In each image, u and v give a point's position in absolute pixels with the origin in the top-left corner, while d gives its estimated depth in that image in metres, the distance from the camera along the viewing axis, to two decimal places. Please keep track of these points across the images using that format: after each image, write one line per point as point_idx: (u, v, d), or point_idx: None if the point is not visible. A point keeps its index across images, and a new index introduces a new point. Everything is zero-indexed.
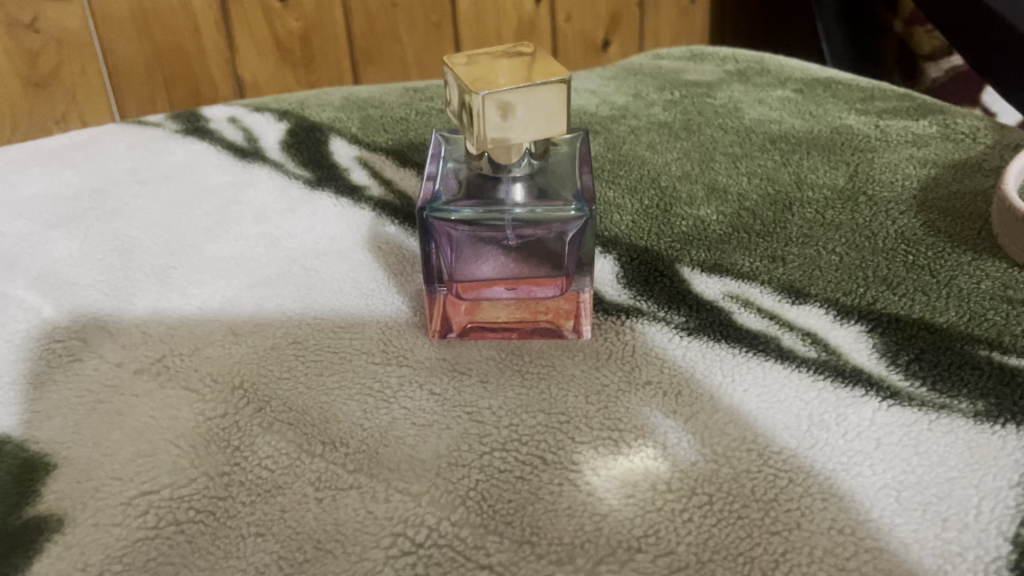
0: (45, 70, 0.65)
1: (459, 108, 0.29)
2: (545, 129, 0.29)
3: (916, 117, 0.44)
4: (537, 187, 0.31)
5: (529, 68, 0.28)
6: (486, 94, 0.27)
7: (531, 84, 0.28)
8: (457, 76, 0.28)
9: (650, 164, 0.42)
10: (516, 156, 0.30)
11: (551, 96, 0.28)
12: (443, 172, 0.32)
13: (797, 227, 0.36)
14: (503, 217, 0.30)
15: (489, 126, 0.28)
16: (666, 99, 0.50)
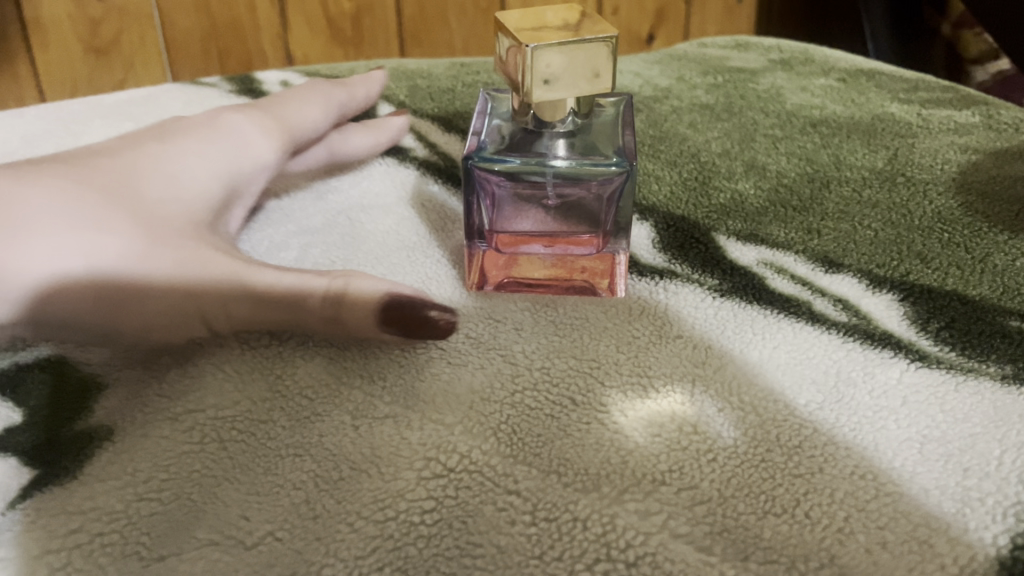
0: (106, 36, 0.67)
1: (506, 60, 0.30)
2: (590, 88, 0.30)
3: (959, 107, 0.45)
4: (580, 144, 0.31)
5: (577, 26, 0.29)
6: (534, 47, 0.28)
7: (577, 40, 0.28)
8: (509, 31, 0.29)
9: (690, 142, 0.43)
10: (561, 112, 0.30)
11: (596, 54, 0.29)
12: (488, 127, 0.33)
13: (834, 204, 0.37)
14: (544, 170, 0.31)
15: (535, 79, 0.29)
16: (709, 83, 0.50)
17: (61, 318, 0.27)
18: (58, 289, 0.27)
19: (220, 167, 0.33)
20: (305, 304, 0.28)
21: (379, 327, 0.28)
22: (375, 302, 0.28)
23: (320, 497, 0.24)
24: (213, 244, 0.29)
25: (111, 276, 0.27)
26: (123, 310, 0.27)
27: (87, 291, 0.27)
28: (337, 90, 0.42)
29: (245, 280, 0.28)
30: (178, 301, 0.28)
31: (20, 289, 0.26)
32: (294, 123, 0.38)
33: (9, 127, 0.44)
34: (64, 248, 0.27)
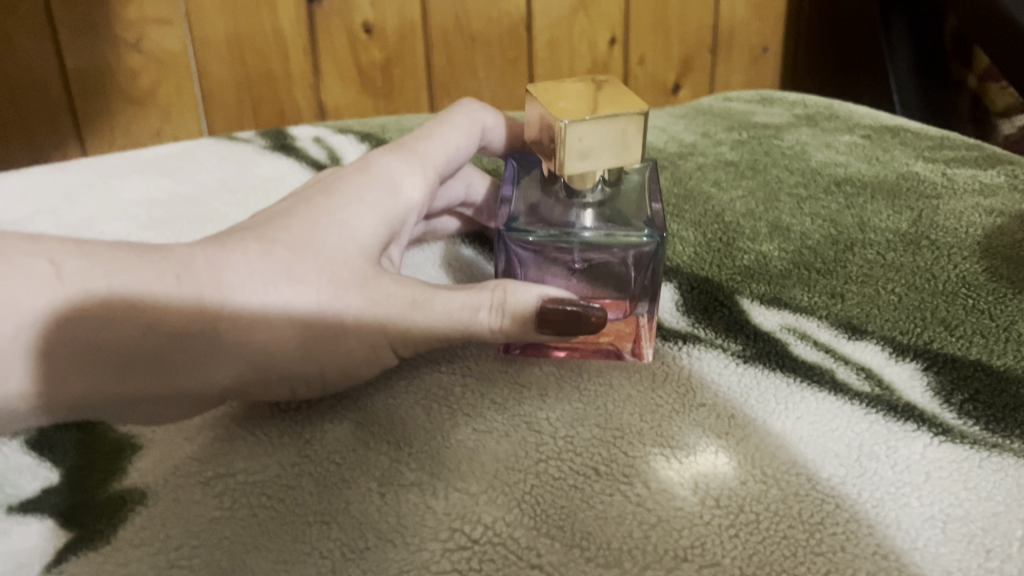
0: (145, 86, 0.69)
1: (536, 130, 0.31)
2: (620, 159, 0.30)
3: (985, 167, 0.45)
4: (606, 213, 0.32)
5: (610, 100, 0.30)
6: (568, 122, 0.29)
7: (609, 115, 0.29)
8: (544, 103, 0.30)
9: (714, 201, 0.43)
10: (590, 182, 0.31)
11: (628, 128, 0.29)
12: (516, 196, 0.34)
13: (858, 267, 0.37)
14: (571, 238, 0.32)
15: (569, 152, 0.29)
16: (734, 139, 0.51)
17: (272, 369, 0.29)
18: (264, 341, 0.28)
19: (385, 212, 0.33)
20: (475, 320, 0.30)
21: (537, 330, 0.30)
22: (535, 307, 0.30)
23: (346, 567, 0.24)
24: (396, 278, 0.31)
25: (314, 323, 0.29)
26: (327, 351, 0.29)
27: (296, 340, 0.29)
28: (487, 114, 0.40)
29: (428, 309, 0.30)
30: (371, 336, 0.30)
31: (234, 350, 0.28)
32: (442, 155, 0.37)
33: (50, 181, 0.46)
34: (273, 307, 0.28)
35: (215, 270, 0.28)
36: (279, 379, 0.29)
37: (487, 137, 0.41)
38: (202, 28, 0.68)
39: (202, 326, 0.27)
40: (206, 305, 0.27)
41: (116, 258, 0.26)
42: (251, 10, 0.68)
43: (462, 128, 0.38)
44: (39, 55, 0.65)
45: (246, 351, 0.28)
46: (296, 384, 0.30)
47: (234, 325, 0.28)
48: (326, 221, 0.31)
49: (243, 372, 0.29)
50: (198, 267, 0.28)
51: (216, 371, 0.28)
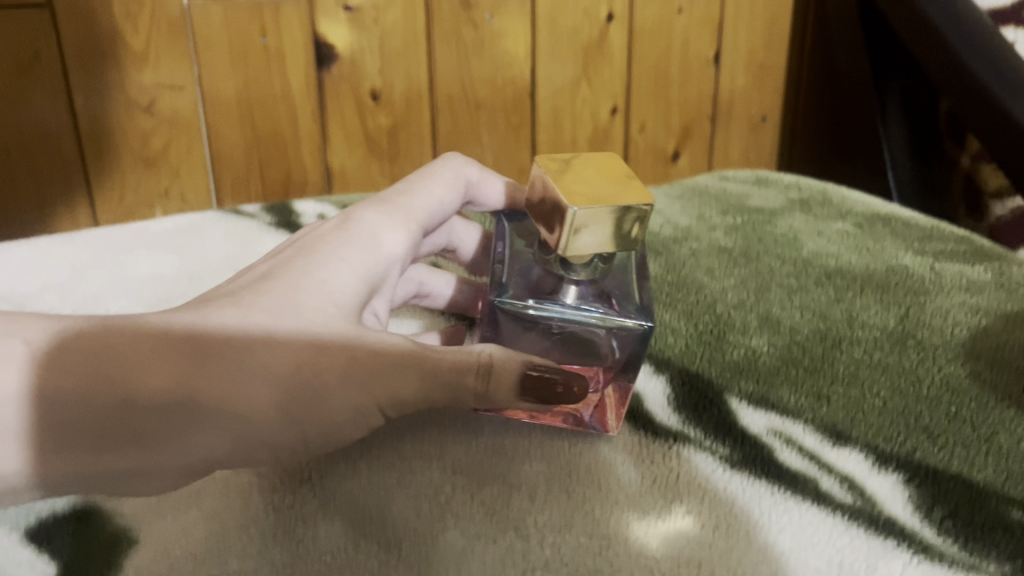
0: (156, 147, 0.70)
1: (540, 194, 0.32)
2: (620, 246, 0.31)
3: (972, 262, 0.46)
4: (593, 291, 0.34)
5: (616, 191, 0.31)
6: (574, 210, 0.30)
7: (613, 206, 0.30)
8: (551, 187, 0.31)
9: (707, 290, 0.44)
10: (584, 260, 0.33)
11: (631, 219, 0.30)
12: (509, 256, 0.36)
13: (844, 366, 0.38)
14: (551, 311, 0.33)
15: (572, 239, 0.31)
16: (728, 223, 0.52)
17: (252, 437, 0.29)
18: (241, 415, 0.29)
19: (368, 269, 0.35)
20: (462, 382, 0.32)
21: (518, 396, 0.32)
22: (519, 368, 0.32)
23: None
24: (377, 334, 0.32)
25: (293, 391, 0.30)
26: (308, 414, 0.30)
27: (277, 404, 0.29)
28: (469, 169, 0.43)
29: (412, 367, 0.31)
30: (352, 396, 0.31)
31: (212, 421, 0.28)
32: (426, 211, 0.39)
33: (59, 255, 0.47)
34: (252, 371, 0.29)
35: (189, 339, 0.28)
36: (261, 447, 0.30)
37: (473, 192, 0.44)
38: (214, 92, 0.69)
39: (177, 403, 0.28)
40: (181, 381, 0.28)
41: (93, 340, 0.27)
42: (263, 76, 0.69)
43: (445, 183, 0.41)
44: (53, 116, 0.66)
45: (224, 423, 0.29)
46: (280, 450, 0.31)
47: (212, 394, 0.28)
48: (309, 278, 0.33)
49: (224, 446, 0.29)
50: (173, 342, 0.28)
51: (195, 446, 0.29)
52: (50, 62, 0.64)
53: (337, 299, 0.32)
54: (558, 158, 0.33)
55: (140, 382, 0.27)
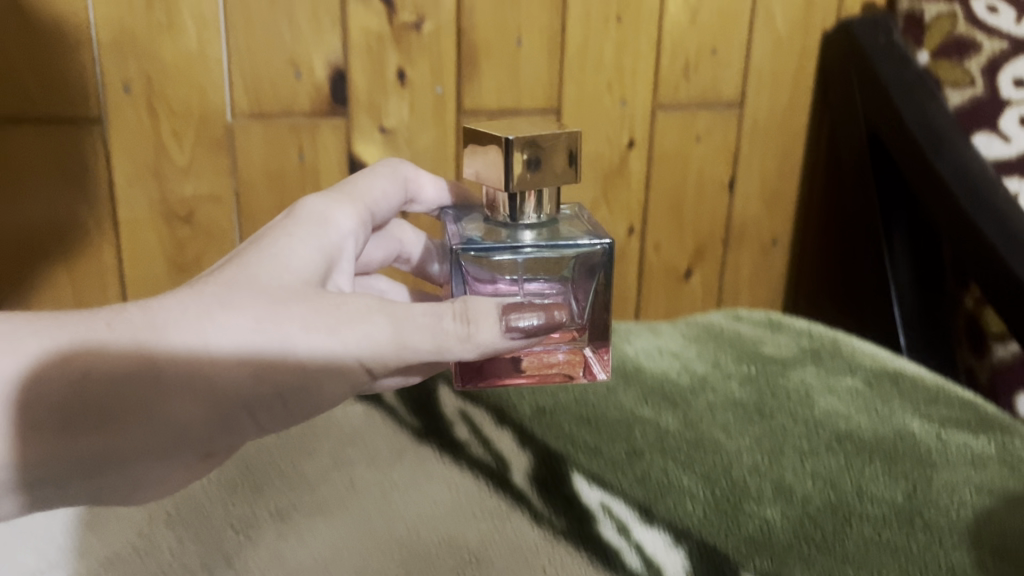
0: (190, 256, 0.72)
1: (480, 155, 0.43)
2: (559, 173, 0.43)
3: (976, 432, 0.48)
4: (541, 233, 0.45)
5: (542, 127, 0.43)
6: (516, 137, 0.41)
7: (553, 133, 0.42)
8: (492, 133, 0.42)
9: (723, 451, 0.46)
10: (531, 208, 0.44)
11: (563, 145, 0.42)
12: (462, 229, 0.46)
13: (855, 544, 0.40)
14: (518, 251, 0.44)
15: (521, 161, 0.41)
16: (743, 373, 0.54)
17: (226, 393, 0.36)
18: (213, 375, 0.35)
19: (318, 236, 0.43)
20: (438, 326, 0.39)
21: (505, 332, 0.39)
22: (497, 317, 0.39)
23: None
24: (334, 293, 0.39)
25: (257, 348, 0.36)
26: (279, 367, 0.37)
27: (241, 356, 0.36)
28: (406, 166, 0.55)
29: (378, 314, 0.38)
30: (320, 349, 0.37)
31: (185, 389, 0.35)
32: (366, 197, 0.50)
33: None
34: (216, 331, 0.35)
35: (154, 323, 0.35)
36: (240, 402, 0.36)
37: (413, 187, 0.55)
38: (249, 205, 0.72)
39: (142, 370, 0.34)
40: (146, 345, 0.34)
41: (63, 330, 0.33)
42: (297, 191, 0.72)
43: (382, 180, 0.53)
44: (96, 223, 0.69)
45: (189, 381, 0.35)
46: (256, 407, 0.37)
47: (171, 361, 0.34)
48: (269, 250, 0.40)
49: (200, 405, 0.35)
50: (135, 319, 0.35)
51: (171, 413, 0.34)
52: (97, 174, 0.67)
53: (292, 258, 0.40)
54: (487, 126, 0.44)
55: (101, 356, 0.33)
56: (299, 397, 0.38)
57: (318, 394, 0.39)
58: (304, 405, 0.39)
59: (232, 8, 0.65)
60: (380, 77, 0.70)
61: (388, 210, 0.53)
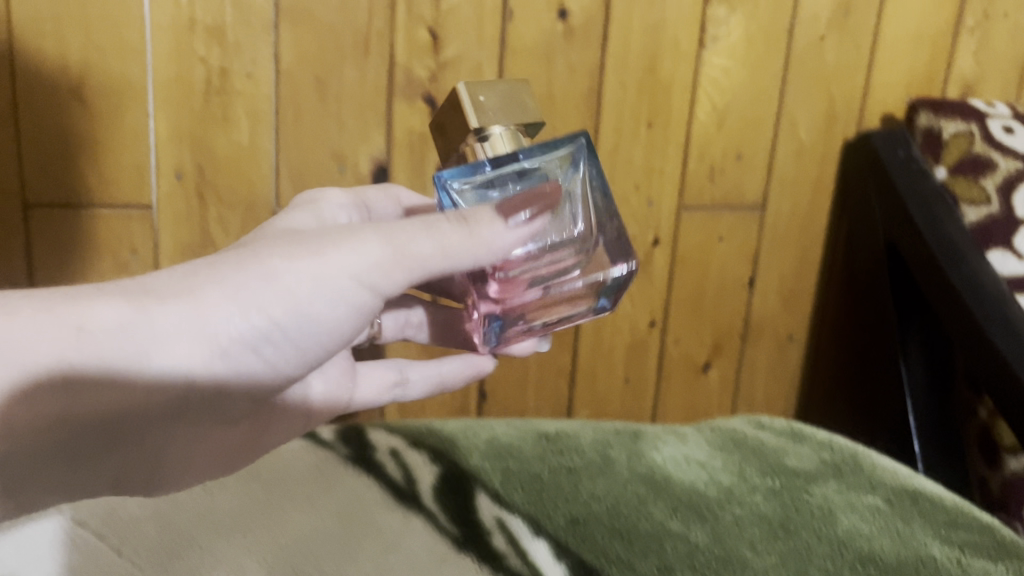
0: None
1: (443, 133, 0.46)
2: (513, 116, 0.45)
3: (996, 559, 0.49)
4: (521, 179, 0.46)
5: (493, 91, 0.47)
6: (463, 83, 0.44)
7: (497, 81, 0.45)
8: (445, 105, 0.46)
9: (750, 569, 0.48)
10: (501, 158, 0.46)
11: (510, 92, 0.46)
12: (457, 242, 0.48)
13: None
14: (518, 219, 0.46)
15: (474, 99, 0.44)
16: (767, 485, 0.56)
17: (219, 330, 0.39)
18: (207, 316, 0.39)
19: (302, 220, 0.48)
20: (439, 226, 0.41)
21: (508, 222, 0.42)
22: (497, 217, 0.42)
23: None
24: (327, 239, 0.42)
25: (248, 288, 0.40)
26: (270, 297, 0.40)
27: (232, 292, 0.39)
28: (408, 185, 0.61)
29: (369, 232, 0.41)
30: (309, 269, 0.41)
31: (188, 330, 0.38)
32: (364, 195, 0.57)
33: None
34: (205, 288, 0.39)
35: (143, 287, 0.39)
36: (235, 332, 0.40)
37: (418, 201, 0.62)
38: None
39: (140, 319, 0.37)
40: (139, 300, 0.38)
41: (51, 299, 0.36)
42: None
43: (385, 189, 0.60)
44: None
45: (186, 323, 0.38)
46: (256, 342, 0.41)
47: (164, 313, 0.38)
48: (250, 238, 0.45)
49: (194, 342, 0.39)
50: (128, 285, 0.39)
51: (168, 358, 0.38)
52: (143, 257, 0.70)
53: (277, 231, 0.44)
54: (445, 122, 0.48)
55: (99, 312, 0.36)
56: (294, 322, 0.41)
57: (314, 314, 0.42)
58: (301, 329, 0.42)
59: (284, 106, 0.68)
60: (420, 174, 0.73)
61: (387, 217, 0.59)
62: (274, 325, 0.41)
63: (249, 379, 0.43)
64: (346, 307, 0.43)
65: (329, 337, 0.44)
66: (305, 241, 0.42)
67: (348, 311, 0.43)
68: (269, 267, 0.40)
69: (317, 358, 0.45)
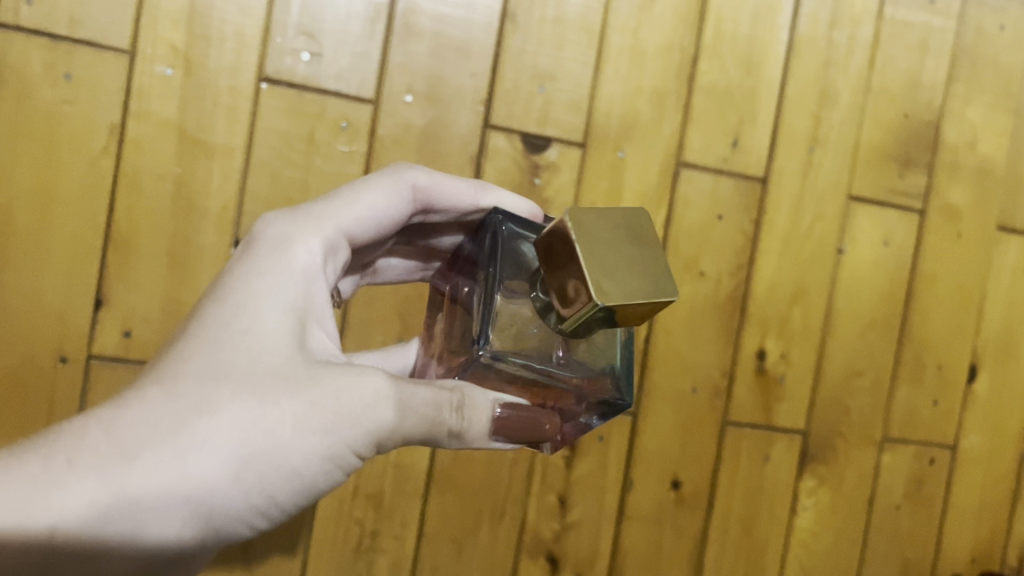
0: None
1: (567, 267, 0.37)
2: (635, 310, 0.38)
3: None
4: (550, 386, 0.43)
5: (636, 277, 0.36)
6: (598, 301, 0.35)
7: (634, 302, 0.36)
8: (582, 264, 0.36)
9: None
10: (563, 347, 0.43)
11: (645, 308, 0.37)
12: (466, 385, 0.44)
13: None
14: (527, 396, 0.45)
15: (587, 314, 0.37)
16: None
17: (214, 509, 0.37)
18: (191, 485, 0.36)
19: (292, 287, 0.42)
20: (439, 417, 0.41)
21: (492, 436, 0.43)
22: (490, 415, 0.42)
23: None
24: (331, 389, 0.39)
25: (233, 457, 0.37)
26: (269, 476, 0.38)
27: (232, 473, 0.37)
28: (415, 175, 0.50)
29: (384, 404, 0.39)
30: (321, 446, 0.38)
31: (166, 501, 0.35)
32: (348, 217, 0.47)
33: None
34: (192, 454, 0.36)
35: (120, 445, 0.35)
36: (233, 514, 0.37)
37: (418, 191, 0.51)
38: None
39: (130, 518, 0.35)
40: (116, 484, 0.34)
41: (25, 481, 0.33)
42: None
43: (378, 191, 0.48)
44: None
45: (181, 511, 0.36)
46: (251, 511, 0.38)
47: (144, 489, 0.35)
48: (238, 325, 0.39)
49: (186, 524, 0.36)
50: (102, 453, 0.35)
51: (151, 538, 0.36)
52: None
53: (267, 342, 0.39)
54: (591, 223, 0.37)
55: (79, 513, 0.34)
56: (295, 498, 0.39)
57: (315, 488, 0.39)
58: (301, 502, 0.40)
59: (423, 562, 0.74)
60: None
61: (388, 220, 0.49)
62: (272, 503, 0.38)
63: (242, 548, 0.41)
64: (342, 473, 0.40)
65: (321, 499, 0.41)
66: (303, 391, 0.38)
67: (342, 475, 0.40)
68: (260, 429, 0.37)
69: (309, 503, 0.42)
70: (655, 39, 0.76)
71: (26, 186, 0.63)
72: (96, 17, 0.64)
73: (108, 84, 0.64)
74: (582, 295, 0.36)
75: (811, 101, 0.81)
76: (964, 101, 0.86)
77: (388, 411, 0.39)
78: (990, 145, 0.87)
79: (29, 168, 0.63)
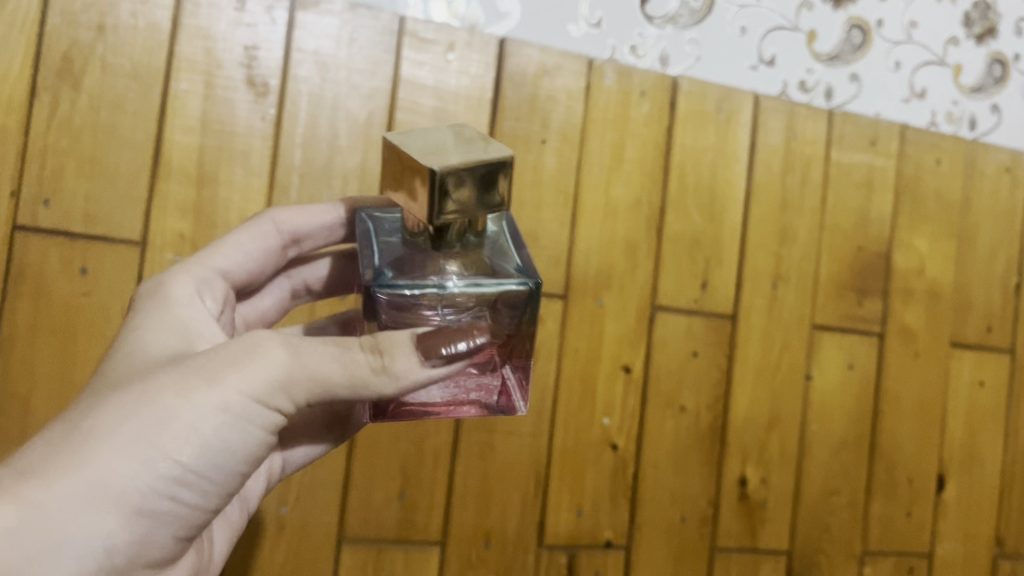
0: None
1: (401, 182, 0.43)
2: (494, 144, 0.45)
3: None
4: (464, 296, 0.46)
5: (469, 145, 0.43)
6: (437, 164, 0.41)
7: (472, 160, 0.41)
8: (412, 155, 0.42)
9: None
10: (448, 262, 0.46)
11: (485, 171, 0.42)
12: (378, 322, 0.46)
13: None
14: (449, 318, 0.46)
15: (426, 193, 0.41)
16: None
17: (119, 484, 0.39)
18: (92, 468, 0.39)
19: (171, 314, 0.47)
20: (348, 353, 0.41)
21: (425, 361, 0.41)
22: (412, 346, 0.42)
23: None
24: (209, 357, 0.42)
25: (128, 435, 0.40)
26: (166, 440, 0.40)
27: (127, 449, 0.39)
28: (275, 211, 0.59)
29: (266, 349, 0.42)
30: (208, 400, 0.41)
31: (64, 487, 0.38)
32: (218, 260, 0.55)
33: None
34: (87, 447, 0.39)
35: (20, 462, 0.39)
36: (143, 485, 0.40)
37: (284, 223, 0.59)
38: None
39: (33, 514, 0.37)
40: (12, 486, 0.37)
41: None
42: None
43: (241, 235, 0.57)
44: None
45: (84, 493, 0.38)
46: (163, 477, 0.40)
47: (45, 485, 0.38)
48: (123, 352, 0.44)
49: (91, 503, 0.38)
50: (1, 473, 0.38)
51: (62, 523, 0.38)
52: None
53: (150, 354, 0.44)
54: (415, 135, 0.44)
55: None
56: (206, 461, 0.41)
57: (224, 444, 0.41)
58: (218, 465, 0.42)
59: None
60: None
61: (258, 258, 0.58)
62: (182, 466, 0.40)
63: (178, 526, 0.42)
64: (255, 429, 0.42)
65: (242, 459, 0.43)
66: (179, 368, 0.42)
67: (256, 432, 0.42)
68: (144, 405, 0.40)
69: (244, 477, 0.44)
70: (625, 195, 0.82)
71: (44, 377, 0.66)
72: (110, 213, 0.68)
73: (122, 274, 0.69)
74: (423, 183, 0.41)
75: (771, 240, 0.87)
76: (910, 231, 0.93)
77: (270, 354, 0.41)
78: (938, 268, 0.94)
79: (48, 358, 0.67)
